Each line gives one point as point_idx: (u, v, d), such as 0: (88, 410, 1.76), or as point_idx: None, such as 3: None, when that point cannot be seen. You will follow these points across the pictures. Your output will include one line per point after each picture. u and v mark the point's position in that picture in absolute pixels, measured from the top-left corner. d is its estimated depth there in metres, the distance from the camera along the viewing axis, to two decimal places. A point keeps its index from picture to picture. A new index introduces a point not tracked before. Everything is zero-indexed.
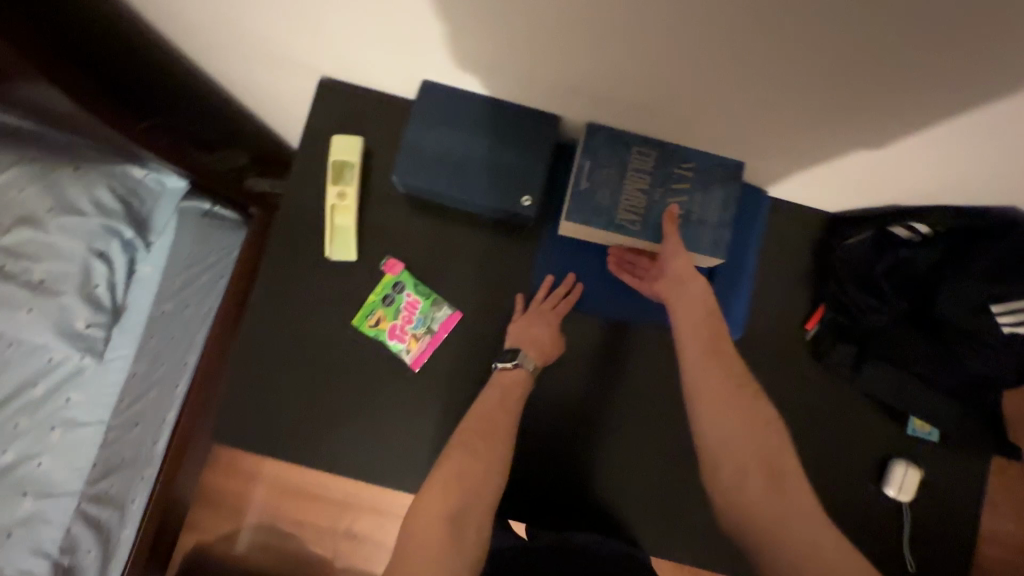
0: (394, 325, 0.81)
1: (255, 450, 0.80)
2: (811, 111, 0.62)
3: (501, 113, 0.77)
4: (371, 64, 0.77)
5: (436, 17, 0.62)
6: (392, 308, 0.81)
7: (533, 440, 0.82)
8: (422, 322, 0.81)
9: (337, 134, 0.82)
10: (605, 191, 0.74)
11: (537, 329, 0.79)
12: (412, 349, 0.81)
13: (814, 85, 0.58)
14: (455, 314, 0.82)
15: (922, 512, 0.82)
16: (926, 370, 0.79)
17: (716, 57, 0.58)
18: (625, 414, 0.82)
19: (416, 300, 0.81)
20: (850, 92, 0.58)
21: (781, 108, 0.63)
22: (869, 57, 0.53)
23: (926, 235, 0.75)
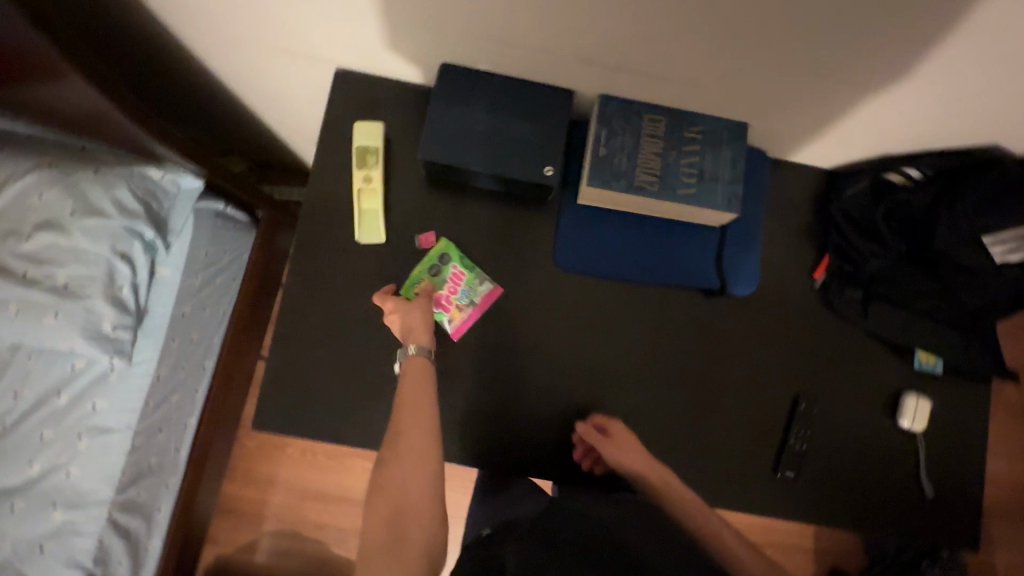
0: (439, 295, 0.82)
1: (296, 436, 0.81)
2: (829, 60, 0.65)
3: (518, 90, 0.79)
4: (389, 50, 0.78)
5: None
6: (438, 278, 0.82)
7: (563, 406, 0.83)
8: (466, 294, 0.82)
9: (358, 122, 0.84)
10: (622, 155, 0.77)
11: (410, 316, 0.75)
12: (454, 319, 0.82)
13: (830, 33, 0.61)
14: (496, 288, 0.84)
15: (941, 449, 0.85)
16: (929, 309, 0.82)
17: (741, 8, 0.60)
18: (656, 376, 0.84)
19: (461, 271, 0.83)
20: (868, 33, 0.60)
21: (795, 62, 0.66)
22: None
23: (919, 178, 0.78)
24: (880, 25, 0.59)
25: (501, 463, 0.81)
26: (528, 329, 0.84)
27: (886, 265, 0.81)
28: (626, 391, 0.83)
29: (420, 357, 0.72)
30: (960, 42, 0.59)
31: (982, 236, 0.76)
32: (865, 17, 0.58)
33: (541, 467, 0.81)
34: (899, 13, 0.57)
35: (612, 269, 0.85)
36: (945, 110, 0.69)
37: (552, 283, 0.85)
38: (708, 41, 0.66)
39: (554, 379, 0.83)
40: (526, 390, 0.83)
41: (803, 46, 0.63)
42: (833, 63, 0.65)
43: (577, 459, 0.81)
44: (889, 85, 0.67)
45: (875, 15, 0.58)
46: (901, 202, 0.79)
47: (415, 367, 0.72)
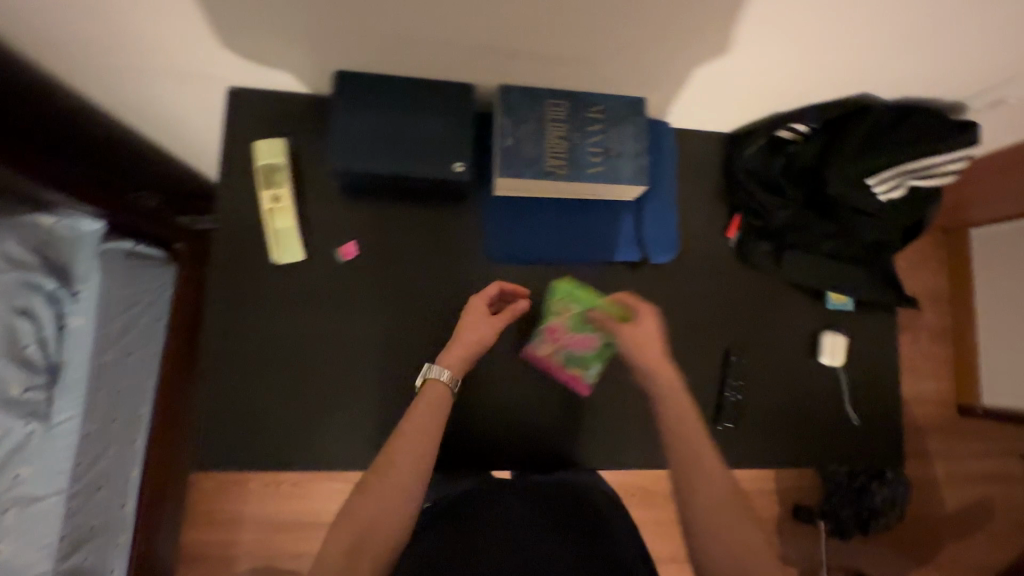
0: (561, 331, 0.82)
1: (241, 467, 0.79)
2: (702, 36, 0.67)
3: (417, 89, 0.79)
4: (277, 64, 0.76)
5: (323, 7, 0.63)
6: (579, 324, 0.81)
7: (511, 397, 0.87)
8: (571, 359, 0.85)
9: (258, 139, 0.81)
10: (529, 142, 0.78)
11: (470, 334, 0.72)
12: (541, 353, 0.85)
13: (698, 12, 0.63)
14: (584, 387, 0.87)
15: (859, 378, 0.92)
16: (834, 250, 0.88)
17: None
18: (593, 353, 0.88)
19: (592, 349, 0.83)
20: (732, 11, 0.62)
21: (668, 41, 0.68)
22: None
23: (807, 131, 0.82)
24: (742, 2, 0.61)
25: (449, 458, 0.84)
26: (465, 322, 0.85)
27: (790, 215, 0.87)
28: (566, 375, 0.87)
29: (444, 389, 0.68)
30: (813, 12, 0.62)
31: (867, 179, 0.80)
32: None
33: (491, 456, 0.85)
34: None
35: (536, 253, 0.86)
36: (817, 70, 0.74)
37: (479, 276, 0.86)
38: (587, 26, 0.66)
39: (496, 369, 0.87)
40: (470, 385, 0.86)
41: (676, 25, 0.65)
42: (708, 38, 0.68)
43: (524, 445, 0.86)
44: (757, 55, 0.71)
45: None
46: (794, 157, 0.84)
47: (433, 390, 0.67)
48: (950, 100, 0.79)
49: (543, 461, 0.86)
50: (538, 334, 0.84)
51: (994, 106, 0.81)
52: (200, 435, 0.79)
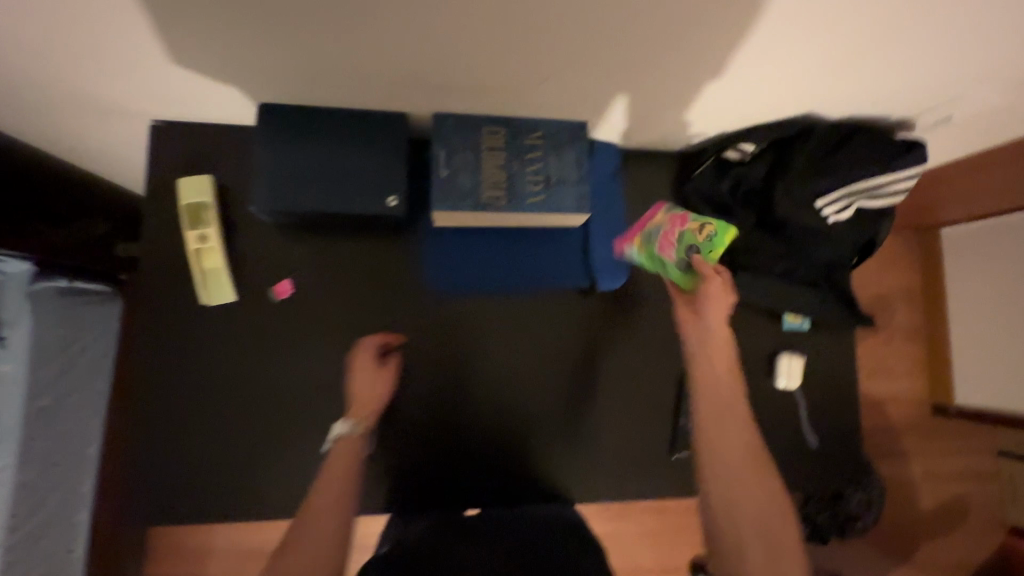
0: (677, 230, 0.75)
1: (179, 517, 0.77)
2: (630, 68, 0.64)
3: (347, 120, 0.76)
4: (193, 101, 0.72)
5: (222, 51, 0.59)
6: (682, 242, 0.74)
7: (480, 426, 0.83)
8: (651, 236, 0.79)
9: (184, 177, 0.78)
10: (465, 173, 0.75)
11: (361, 395, 0.73)
12: (667, 217, 0.78)
13: (619, 47, 0.60)
14: (625, 243, 0.84)
15: (818, 399, 0.90)
16: (786, 271, 0.86)
17: (523, 34, 0.57)
18: (564, 376, 0.86)
19: (660, 252, 0.77)
20: (657, 45, 0.59)
21: (595, 72, 0.65)
22: (643, 19, 0.55)
23: (753, 152, 0.80)
24: (664, 38, 0.58)
25: (432, 492, 0.82)
26: (414, 350, 0.83)
27: (741, 236, 0.85)
28: (546, 406, 0.85)
29: (352, 442, 0.68)
30: (740, 45, 0.60)
31: (816, 201, 0.78)
32: (643, 32, 0.57)
33: (470, 489, 0.83)
34: (676, 28, 0.56)
35: (481, 284, 0.84)
36: (756, 97, 0.71)
37: (421, 309, 0.83)
38: (509, 61, 0.63)
39: (479, 399, 0.84)
40: (437, 417, 0.83)
41: (597, 59, 0.62)
42: (637, 68, 0.64)
43: (500, 480, 0.83)
44: (693, 83, 0.68)
45: (656, 29, 0.56)
46: (740, 178, 0.82)
47: (344, 448, 0.68)
48: (897, 117, 0.76)
49: (520, 495, 0.84)
50: (672, 210, 0.79)
51: (942, 122, 0.79)
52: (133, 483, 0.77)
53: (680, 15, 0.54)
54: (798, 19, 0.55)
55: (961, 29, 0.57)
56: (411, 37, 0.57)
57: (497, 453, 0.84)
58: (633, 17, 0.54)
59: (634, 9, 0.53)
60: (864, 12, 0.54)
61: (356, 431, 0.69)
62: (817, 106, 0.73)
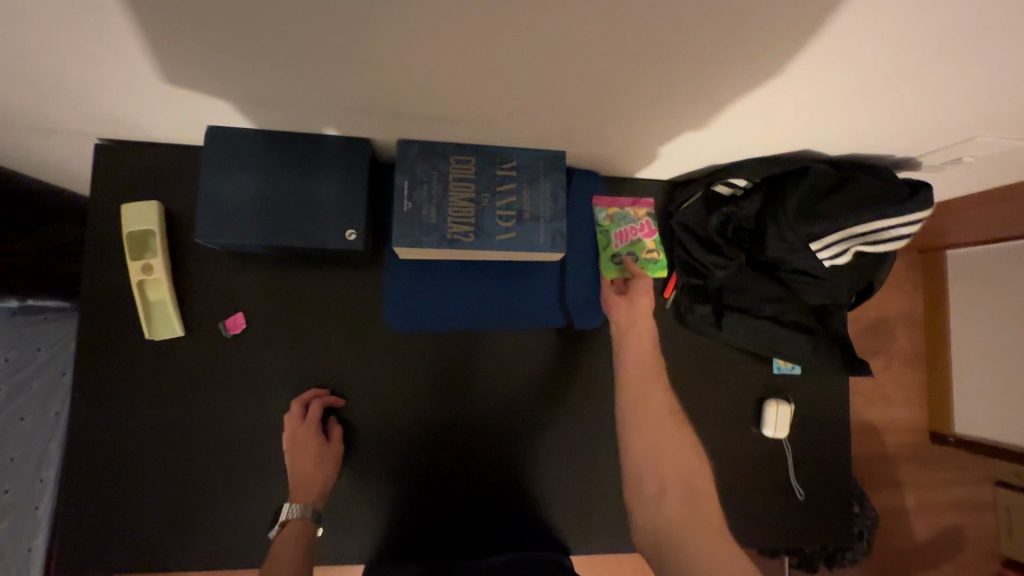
0: (642, 237, 0.81)
1: (121, 563, 0.73)
2: (608, 99, 0.59)
3: (305, 146, 0.70)
4: (136, 119, 0.66)
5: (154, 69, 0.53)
6: (636, 245, 0.81)
7: (463, 465, 0.79)
8: (623, 219, 0.81)
9: (127, 202, 0.72)
10: (430, 206, 0.70)
11: (303, 469, 0.72)
12: (647, 218, 0.82)
13: (595, 78, 0.54)
14: (601, 198, 0.81)
15: (806, 448, 0.85)
16: (776, 314, 0.80)
17: (487, 63, 0.51)
18: (549, 415, 0.81)
19: (617, 235, 0.80)
20: (637, 76, 0.53)
21: (571, 102, 0.59)
22: (624, 50, 0.49)
23: (745, 187, 0.75)
24: (645, 69, 0.52)
25: (424, 557, 0.78)
26: (393, 385, 0.78)
27: (729, 274, 0.79)
28: (534, 445, 0.81)
29: (304, 521, 0.71)
30: (730, 81, 0.54)
31: (810, 243, 0.72)
32: (620, 63, 0.51)
33: (464, 552, 0.79)
34: (657, 60, 0.50)
35: (449, 323, 0.78)
36: (748, 132, 0.65)
37: (385, 349, 0.78)
38: (475, 90, 0.57)
39: (467, 457, 0.79)
40: (415, 458, 0.79)
41: (572, 88, 0.56)
42: (618, 99, 0.59)
43: (487, 522, 0.79)
44: (680, 116, 0.62)
45: (634, 60, 0.50)
46: (730, 215, 0.77)
47: (295, 532, 0.70)
48: (901, 155, 0.71)
49: (509, 541, 0.80)
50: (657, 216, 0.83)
51: (949, 162, 0.73)
52: (67, 524, 0.72)
53: (661, 46, 0.48)
54: (794, 56, 0.49)
55: (978, 71, 0.51)
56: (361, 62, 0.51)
57: (490, 501, 0.80)
58: (609, 47, 0.48)
59: (609, 38, 0.47)
60: (868, 53, 0.48)
61: (304, 512, 0.71)
62: (813, 142, 0.67)
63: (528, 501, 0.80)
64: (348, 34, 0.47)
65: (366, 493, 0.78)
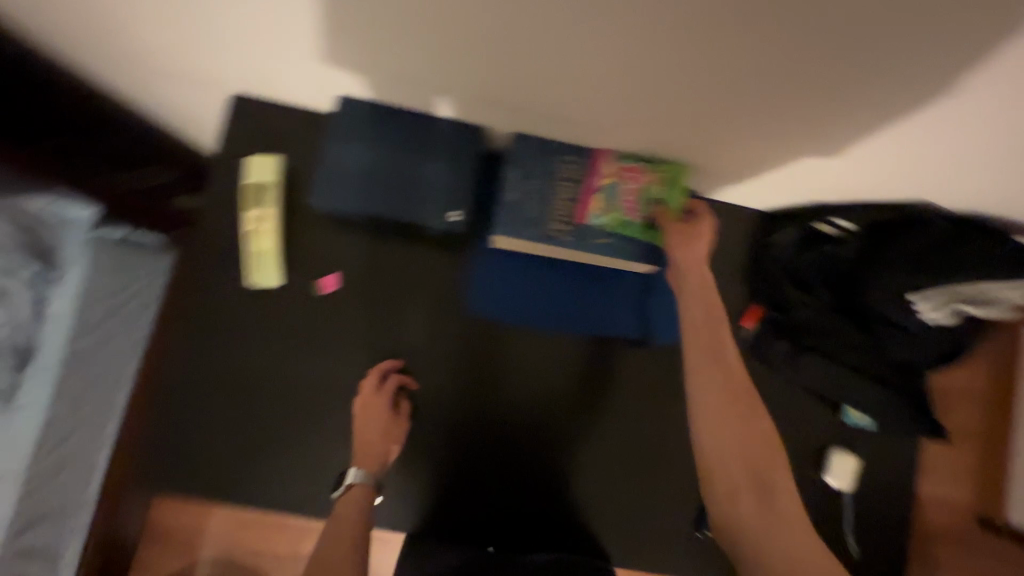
0: (637, 188, 0.73)
1: (192, 492, 0.77)
2: (731, 111, 0.59)
3: (426, 126, 0.73)
4: (278, 79, 0.71)
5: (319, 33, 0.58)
6: (643, 197, 0.73)
7: (517, 459, 0.80)
8: (611, 197, 0.72)
9: (253, 156, 0.78)
10: (534, 200, 0.72)
11: (371, 436, 0.74)
12: (621, 177, 0.72)
13: (726, 89, 0.55)
14: (581, 214, 0.72)
15: (867, 501, 0.82)
16: (858, 364, 0.78)
17: (626, 63, 0.54)
18: (607, 425, 0.81)
19: (629, 209, 0.72)
20: (770, 91, 0.54)
21: (698, 112, 0.61)
22: (772, 66, 0.50)
23: (849, 232, 0.76)
24: (785, 87, 0.53)
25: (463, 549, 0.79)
26: (463, 369, 0.80)
27: (816, 314, 0.78)
28: (591, 451, 0.81)
29: (365, 489, 0.73)
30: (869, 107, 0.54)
31: (907, 294, 0.74)
32: (757, 75, 0.52)
33: (507, 544, 0.80)
34: (796, 77, 0.51)
35: (527, 319, 0.80)
36: (865, 168, 0.67)
37: (461, 333, 0.80)
38: (600, 91, 0.59)
39: (521, 452, 0.80)
40: (472, 444, 0.80)
41: (697, 98, 0.58)
42: (747, 115, 0.60)
43: (530, 520, 0.80)
44: (802, 140, 0.62)
45: (774, 77, 0.52)
46: (830, 256, 0.77)
47: (355, 495, 0.72)
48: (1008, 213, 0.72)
49: (550, 541, 0.80)
50: (623, 164, 0.73)
51: None
52: (151, 446, 0.77)
53: (803, 62, 0.49)
54: (940, 80, 0.49)
55: None
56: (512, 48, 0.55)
57: (535, 499, 0.80)
58: (759, 61, 0.50)
59: (761, 53, 0.49)
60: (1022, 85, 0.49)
61: (368, 479, 0.73)
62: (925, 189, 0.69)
63: (574, 511, 0.81)
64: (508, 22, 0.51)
65: (419, 469, 0.79)
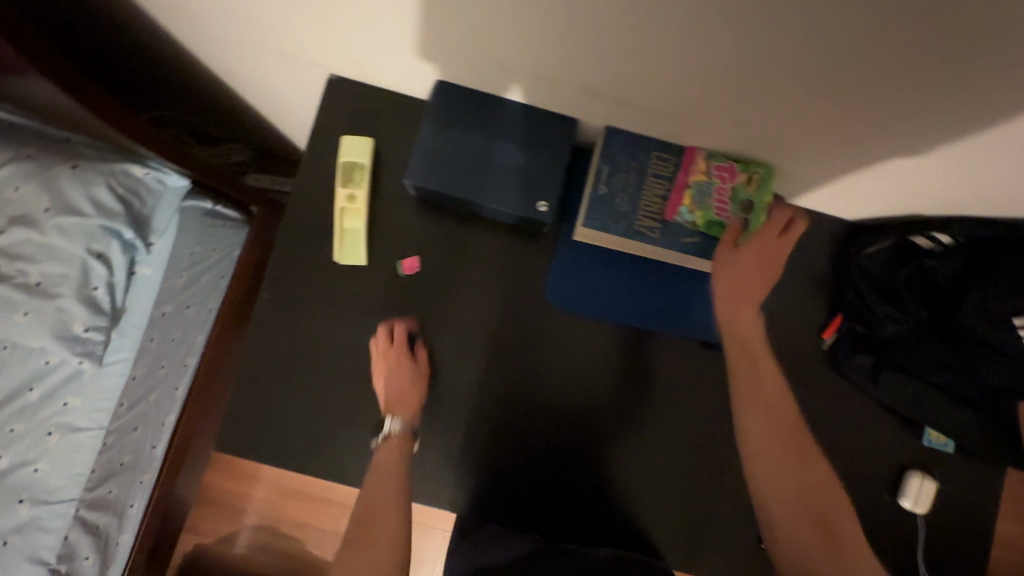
0: (725, 187, 0.71)
1: (261, 461, 0.77)
2: (862, 104, 0.59)
3: (522, 116, 0.75)
4: (384, 63, 0.74)
5: (448, 11, 0.59)
6: (734, 197, 0.71)
7: (582, 450, 0.80)
8: (700, 194, 0.71)
9: (348, 136, 0.80)
10: (624, 196, 0.72)
11: (399, 380, 0.74)
12: (713, 175, 0.71)
13: (855, 76, 0.55)
14: (669, 213, 0.72)
15: (944, 527, 0.79)
16: (950, 383, 0.76)
17: (760, 43, 0.54)
18: (677, 426, 0.80)
19: (718, 208, 0.71)
20: (903, 80, 0.54)
21: (815, 104, 0.61)
22: (918, 52, 0.50)
23: (948, 245, 0.74)
24: (928, 77, 0.52)
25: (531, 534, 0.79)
26: (534, 357, 0.80)
27: (902, 331, 0.76)
28: (658, 451, 0.80)
29: (404, 435, 0.73)
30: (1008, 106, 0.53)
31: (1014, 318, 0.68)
32: (914, 62, 0.51)
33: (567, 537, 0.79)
34: (956, 65, 0.50)
35: (605, 313, 0.80)
36: (975, 179, 0.65)
37: (537, 322, 0.81)
38: (728, 76, 0.59)
39: (587, 445, 0.79)
40: (539, 433, 0.79)
41: (836, 87, 0.57)
42: (867, 109, 0.59)
43: (591, 517, 0.79)
44: (918, 141, 0.61)
45: (913, 64, 0.52)
46: (927, 269, 0.74)
47: (395, 443, 0.73)
48: None
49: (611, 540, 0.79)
50: (715, 157, 0.72)
51: None
52: (227, 415, 0.77)
53: (968, 47, 0.48)
54: None
55: None
56: (644, 26, 0.55)
57: (598, 494, 0.79)
58: (906, 43, 0.49)
59: (912, 35, 0.48)
60: None
61: (405, 425, 0.74)
62: None
63: (638, 513, 0.79)
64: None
65: (483, 456, 0.79)
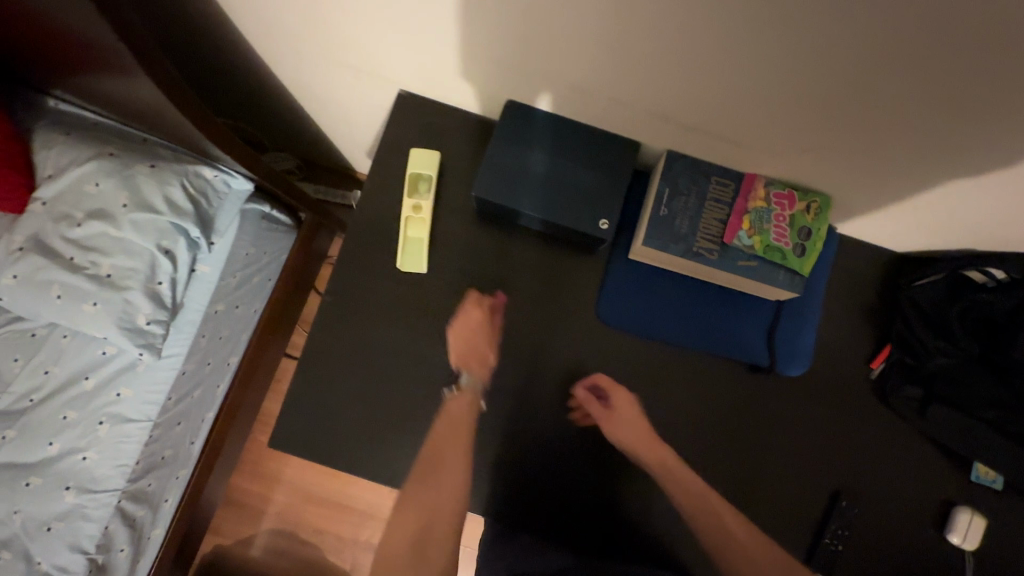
0: (785, 215, 0.74)
1: (310, 459, 0.78)
2: (931, 141, 0.61)
3: (586, 137, 0.78)
4: (459, 82, 0.78)
5: (536, 36, 0.63)
6: (793, 224, 0.73)
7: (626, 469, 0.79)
8: (761, 220, 0.73)
9: (416, 148, 0.83)
10: (684, 217, 0.74)
11: (476, 343, 0.79)
12: (773, 203, 0.74)
13: (927, 112, 0.57)
14: (728, 235, 0.73)
15: (992, 567, 0.78)
16: (997, 420, 0.75)
17: (837, 77, 0.56)
18: (723, 447, 0.80)
19: (778, 235, 0.73)
20: (977, 117, 0.56)
21: (882, 138, 0.63)
22: (996, 91, 0.52)
23: (1004, 279, 0.74)
24: (1000, 116, 0.55)
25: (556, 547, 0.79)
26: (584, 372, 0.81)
27: (953, 364, 0.77)
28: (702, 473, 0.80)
29: (472, 392, 0.78)
30: None
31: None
32: (991, 101, 0.54)
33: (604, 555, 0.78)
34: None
35: (657, 332, 0.82)
36: None
37: (589, 336, 0.82)
38: (800, 107, 0.62)
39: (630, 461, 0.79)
40: (585, 449, 0.79)
41: (908, 123, 0.60)
42: (933, 145, 0.61)
43: (631, 535, 0.78)
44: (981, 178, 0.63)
45: (987, 103, 0.54)
46: (981, 304, 0.75)
47: (462, 399, 0.78)
48: None
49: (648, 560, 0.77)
50: (774, 185, 0.75)
51: None
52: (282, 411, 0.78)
53: None
54: None
55: None
56: (725, 58, 0.58)
57: (639, 511, 0.78)
58: (985, 82, 0.52)
59: (992, 75, 0.51)
60: None
61: (475, 383, 0.78)
62: None
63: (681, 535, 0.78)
64: (738, 29, 0.54)
65: (528, 468, 0.79)
